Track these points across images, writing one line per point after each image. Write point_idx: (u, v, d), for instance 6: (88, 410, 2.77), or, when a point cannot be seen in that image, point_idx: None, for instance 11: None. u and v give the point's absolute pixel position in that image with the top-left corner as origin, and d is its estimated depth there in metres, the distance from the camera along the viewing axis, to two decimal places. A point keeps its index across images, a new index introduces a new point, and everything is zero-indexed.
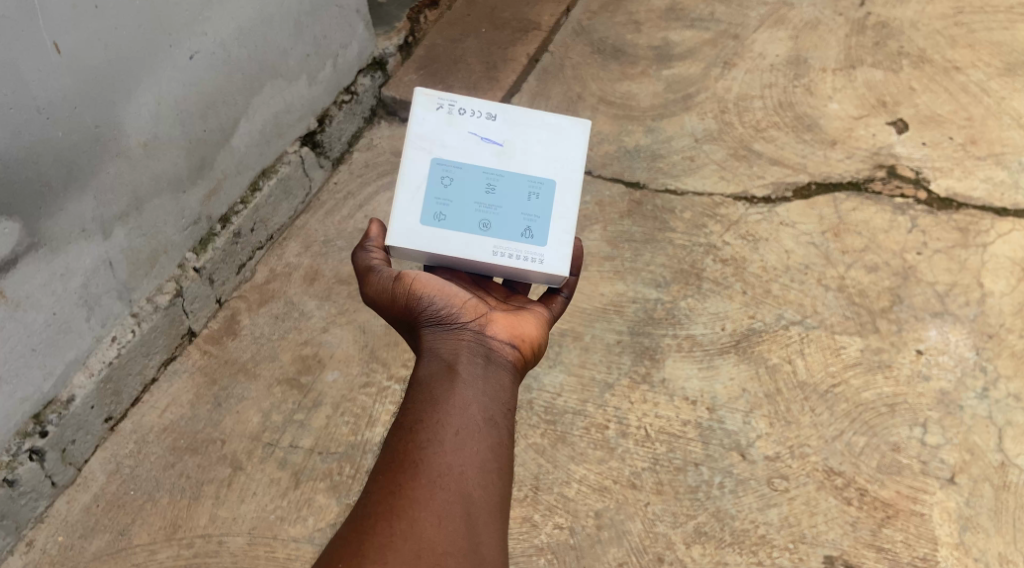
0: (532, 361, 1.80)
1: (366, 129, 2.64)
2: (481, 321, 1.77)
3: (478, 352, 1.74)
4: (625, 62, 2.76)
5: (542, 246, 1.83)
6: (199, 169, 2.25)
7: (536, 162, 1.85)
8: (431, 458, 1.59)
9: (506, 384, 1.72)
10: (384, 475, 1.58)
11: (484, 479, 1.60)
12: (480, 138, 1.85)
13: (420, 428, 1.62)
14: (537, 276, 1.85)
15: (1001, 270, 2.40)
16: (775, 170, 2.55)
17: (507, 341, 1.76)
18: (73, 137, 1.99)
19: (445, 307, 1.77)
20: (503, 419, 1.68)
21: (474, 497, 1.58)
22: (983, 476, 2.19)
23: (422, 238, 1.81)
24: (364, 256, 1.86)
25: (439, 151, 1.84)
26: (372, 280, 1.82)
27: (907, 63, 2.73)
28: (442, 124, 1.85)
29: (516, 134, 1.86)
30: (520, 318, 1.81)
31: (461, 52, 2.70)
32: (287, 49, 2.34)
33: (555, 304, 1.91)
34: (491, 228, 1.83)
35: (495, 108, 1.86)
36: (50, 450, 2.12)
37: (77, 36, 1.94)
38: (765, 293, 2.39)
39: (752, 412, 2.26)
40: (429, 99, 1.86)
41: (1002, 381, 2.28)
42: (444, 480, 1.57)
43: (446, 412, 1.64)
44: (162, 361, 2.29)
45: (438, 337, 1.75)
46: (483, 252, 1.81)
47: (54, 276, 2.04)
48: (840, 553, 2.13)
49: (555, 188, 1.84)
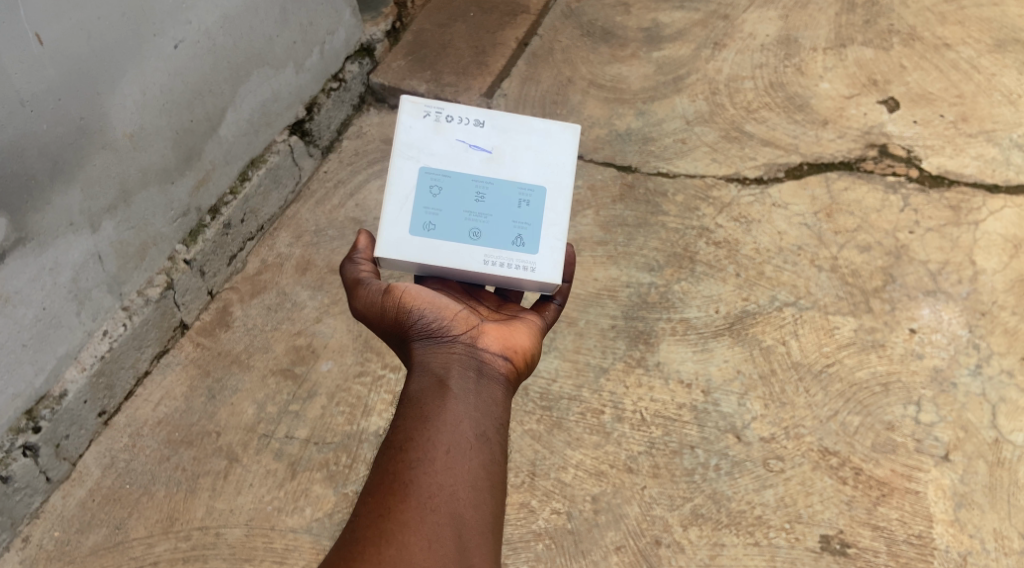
0: (525, 372, 1.79)
1: (355, 117, 2.62)
2: (473, 333, 1.76)
3: (470, 365, 1.73)
4: (615, 44, 2.74)
5: (534, 254, 1.81)
6: (186, 159, 2.23)
7: (526, 168, 1.84)
8: (421, 478, 1.58)
9: (498, 398, 1.71)
10: (373, 498, 1.58)
11: (475, 498, 1.59)
12: (468, 145, 1.84)
13: (410, 447, 1.62)
14: (529, 284, 1.84)
15: (993, 247, 2.41)
16: (767, 151, 2.54)
17: (499, 353, 1.75)
18: (58, 129, 1.97)
19: (436, 320, 1.76)
20: (495, 434, 1.67)
21: (465, 518, 1.57)
22: (977, 453, 2.20)
23: (412, 248, 1.80)
24: (352, 268, 1.84)
25: (427, 160, 1.83)
26: (360, 293, 1.80)
27: (898, 41, 2.71)
28: (429, 132, 1.84)
29: (505, 140, 1.85)
30: (512, 328, 1.80)
31: (449, 37, 2.68)
32: (273, 36, 2.32)
33: (547, 312, 1.89)
34: (481, 237, 1.81)
35: (483, 114, 1.85)
36: (43, 445, 2.11)
37: (59, 27, 1.92)
38: (758, 275, 2.39)
39: (747, 394, 2.26)
40: (416, 106, 1.85)
41: (995, 357, 2.29)
42: (435, 501, 1.57)
43: (436, 429, 1.63)
44: (155, 354, 2.28)
45: (429, 350, 1.74)
46: (474, 261, 1.80)
47: (43, 270, 2.02)
48: (837, 532, 2.14)
49: (546, 194, 1.83)
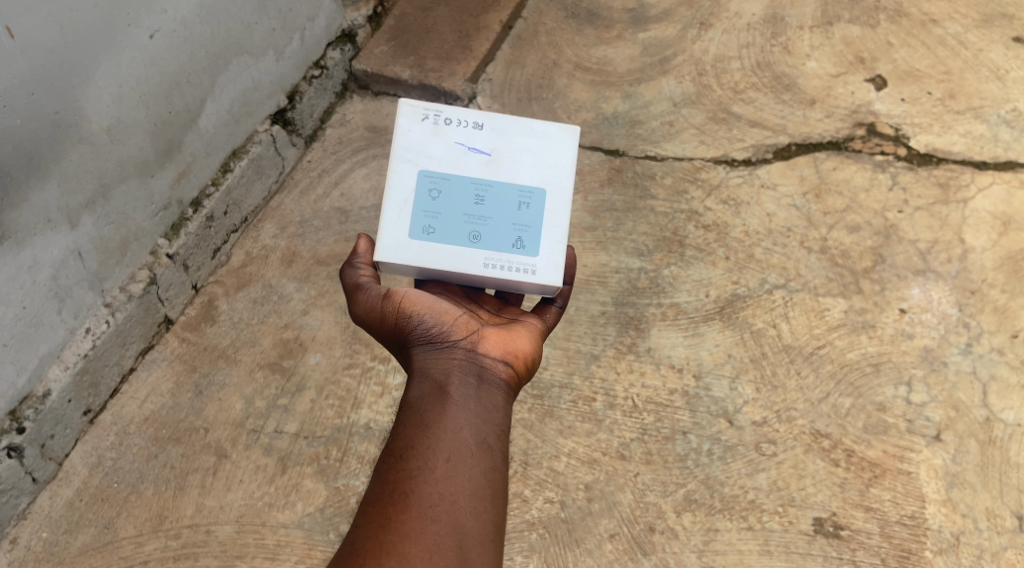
0: (526, 377, 1.77)
1: (338, 104, 2.57)
2: (473, 339, 1.74)
3: (470, 371, 1.70)
4: (600, 26, 2.71)
5: (534, 256, 1.79)
6: (166, 152, 2.19)
7: (525, 170, 1.81)
8: (421, 488, 1.57)
9: (498, 404, 1.69)
10: (373, 508, 1.56)
11: (476, 507, 1.58)
12: (466, 148, 1.81)
13: (410, 456, 1.60)
14: (530, 287, 1.82)
15: (982, 224, 2.40)
16: (755, 132, 2.52)
17: (500, 358, 1.73)
18: (32, 124, 1.93)
19: (436, 325, 1.74)
20: (496, 442, 1.65)
21: (466, 528, 1.55)
22: (969, 432, 2.20)
23: (411, 252, 1.77)
24: (351, 273, 1.81)
25: (425, 163, 1.80)
26: (359, 299, 1.78)
27: (885, 18, 2.69)
28: (427, 135, 1.81)
29: (504, 142, 1.82)
30: (512, 333, 1.77)
31: (432, 21, 2.64)
32: (253, 24, 2.28)
33: (548, 315, 1.87)
34: (481, 240, 1.79)
35: (481, 117, 1.83)
36: (28, 447, 2.08)
37: (30, 19, 1.88)
38: (748, 258, 2.37)
39: (738, 378, 2.25)
40: (414, 109, 1.82)
41: (985, 336, 2.28)
42: (435, 511, 1.55)
43: (437, 437, 1.62)
44: (140, 351, 2.24)
45: (429, 356, 1.72)
46: (474, 264, 1.78)
47: (21, 268, 1.98)
48: (829, 514, 2.14)
49: (545, 197, 1.81)
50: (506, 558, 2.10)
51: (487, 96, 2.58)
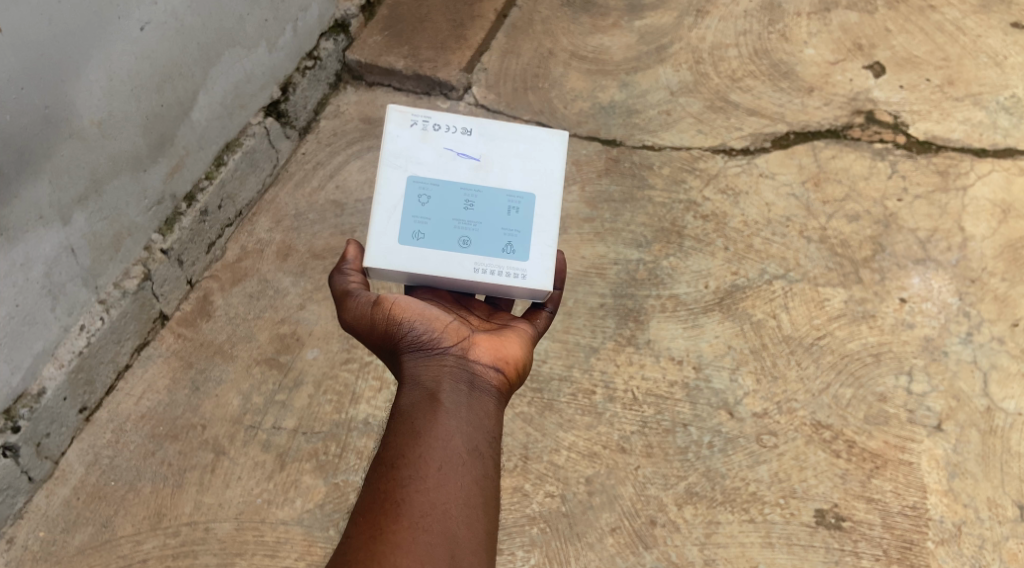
0: (517, 382, 1.75)
1: (332, 95, 2.54)
2: (463, 345, 1.72)
3: (462, 378, 1.69)
4: (596, 14, 2.68)
5: (524, 261, 1.77)
6: (158, 146, 2.16)
7: (514, 176, 1.79)
8: (413, 497, 1.56)
9: (490, 411, 1.67)
10: (364, 518, 1.55)
11: (468, 516, 1.57)
12: (456, 153, 1.79)
13: (402, 464, 1.59)
14: (520, 291, 1.79)
15: (981, 212, 2.38)
16: (753, 121, 2.50)
17: (491, 364, 1.71)
18: (22, 120, 1.90)
19: (426, 331, 1.72)
20: (488, 449, 1.64)
21: (458, 537, 1.54)
22: (969, 421, 2.19)
23: (401, 257, 1.75)
24: (341, 279, 1.79)
25: (415, 169, 1.78)
26: (349, 305, 1.76)
27: (883, 4, 2.67)
28: (417, 141, 1.79)
29: (493, 148, 1.80)
30: (503, 339, 1.75)
31: (425, 11, 2.62)
32: (244, 15, 2.25)
33: (539, 320, 1.85)
34: (470, 245, 1.77)
35: (470, 122, 1.81)
36: (23, 445, 2.06)
37: (18, 13, 1.85)
38: (747, 249, 2.36)
39: (739, 369, 2.24)
40: (403, 115, 1.80)
41: (985, 325, 2.28)
42: (427, 521, 1.54)
43: (428, 445, 1.60)
44: (135, 347, 2.22)
45: (419, 364, 1.70)
46: (464, 269, 1.75)
47: (14, 266, 1.96)
48: (831, 505, 2.13)
49: (535, 201, 1.79)
50: (507, 553, 2.09)
51: (483, 86, 2.55)
